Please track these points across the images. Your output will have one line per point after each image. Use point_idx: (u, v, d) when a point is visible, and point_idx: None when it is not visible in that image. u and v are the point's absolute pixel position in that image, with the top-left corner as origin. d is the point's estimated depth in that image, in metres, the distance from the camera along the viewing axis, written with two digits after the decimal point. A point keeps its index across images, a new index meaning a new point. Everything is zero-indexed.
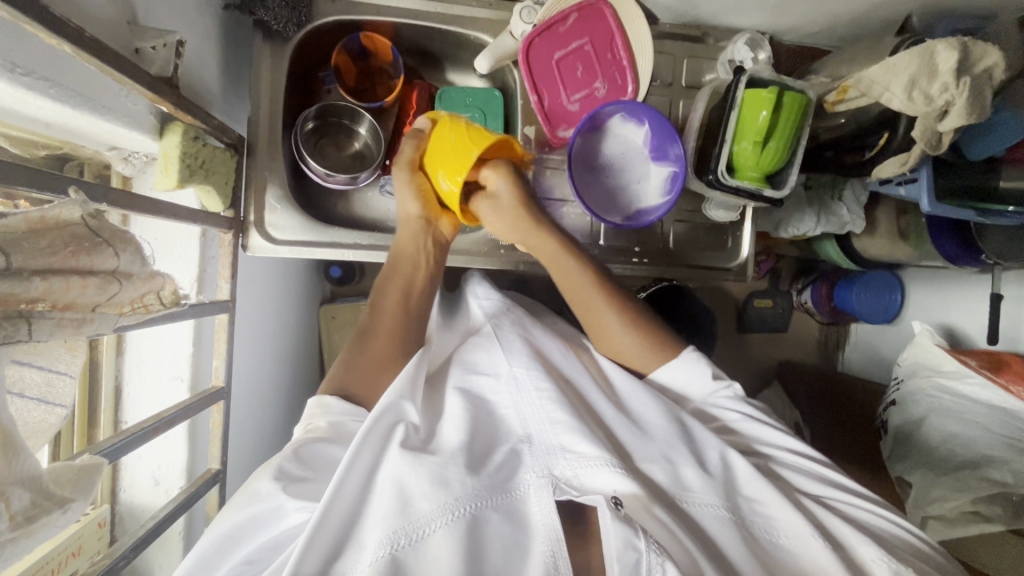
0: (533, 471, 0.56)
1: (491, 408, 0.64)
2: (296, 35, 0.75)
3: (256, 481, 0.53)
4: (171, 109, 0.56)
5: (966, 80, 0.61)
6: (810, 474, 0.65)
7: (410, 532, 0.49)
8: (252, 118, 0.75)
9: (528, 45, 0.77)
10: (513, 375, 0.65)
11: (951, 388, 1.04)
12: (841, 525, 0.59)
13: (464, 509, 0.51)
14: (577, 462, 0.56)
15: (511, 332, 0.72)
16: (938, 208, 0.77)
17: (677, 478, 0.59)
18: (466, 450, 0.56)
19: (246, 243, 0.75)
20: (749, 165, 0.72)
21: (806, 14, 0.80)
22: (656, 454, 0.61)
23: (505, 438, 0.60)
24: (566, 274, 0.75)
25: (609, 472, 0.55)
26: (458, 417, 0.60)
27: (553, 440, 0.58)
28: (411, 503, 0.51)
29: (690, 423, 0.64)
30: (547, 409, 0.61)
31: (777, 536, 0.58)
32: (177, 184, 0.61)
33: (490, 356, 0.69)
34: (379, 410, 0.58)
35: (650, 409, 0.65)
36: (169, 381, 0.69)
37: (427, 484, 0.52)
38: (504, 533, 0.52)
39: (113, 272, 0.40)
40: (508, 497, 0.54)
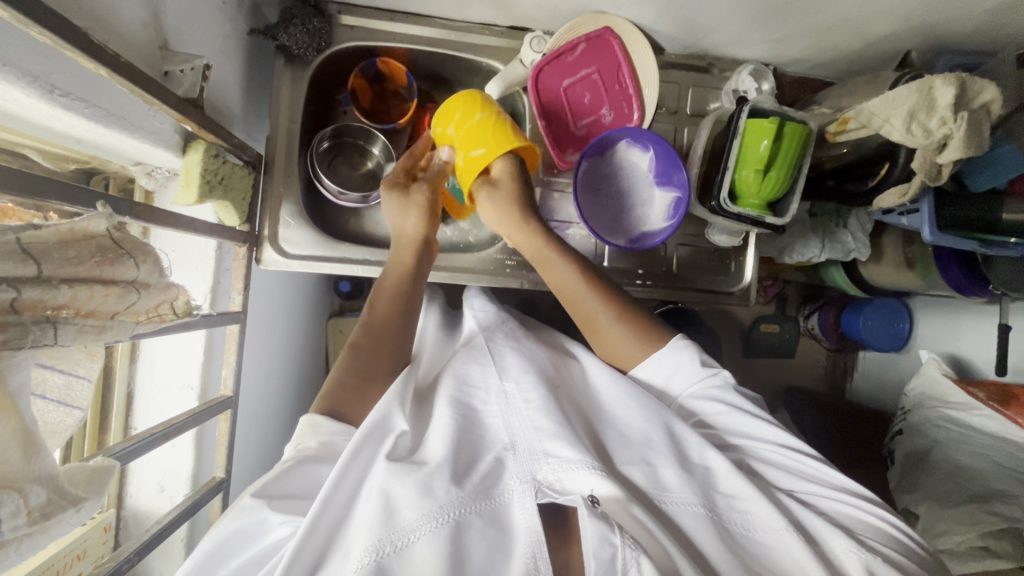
0: (517, 477, 0.57)
1: (477, 418, 0.64)
2: (316, 60, 0.79)
3: (240, 498, 0.54)
4: (195, 128, 0.59)
5: (964, 115, 0.63)
6: (788, 468, 0.64)
7: (395, 539, 0.50)
8: (271, 136, 0.78)
9: (537, 73, 0.79)
10: (503, 390, 0.66)
11: (958, 420, 1.05)
12: (815, 520, 0.59)
13: (448, 515, 0.52)
14: (559, 466, 0.57)
15: (502, 346, 0.73)
16: (941, 237, 0.78)
17: (657, 479, 0.60)
18: (452, 459, 0.57)
19: (260, 256, 0.77)
20: (751, 192, 0.74)
21: (808, 47, 0.82)
22: (635, 458, 0.61)
23: (490, 447, 0.61)
24: (555, 277, 0.76)
25: (588, 474, 0.55)
26: (443, 427, 0.61)
27: (537, 446, 0.59)
28: (396, 511, 0.52)
29: (672, 424, 0.63)
30: (533, 418, 0.62)
31: (754, 531, 0.58)
32: (197, 199, 0.63)
33: (478, 365, 0.70)
34: (371, 423, 0.60)
35: (631, 413, 0.66)
36: (179, 390, 0.71)
37: (412, 492, 0.53)
38: (488, 537, 0.52)
39: (132, 283, 0.42)
40: (492, 503, 0.55)
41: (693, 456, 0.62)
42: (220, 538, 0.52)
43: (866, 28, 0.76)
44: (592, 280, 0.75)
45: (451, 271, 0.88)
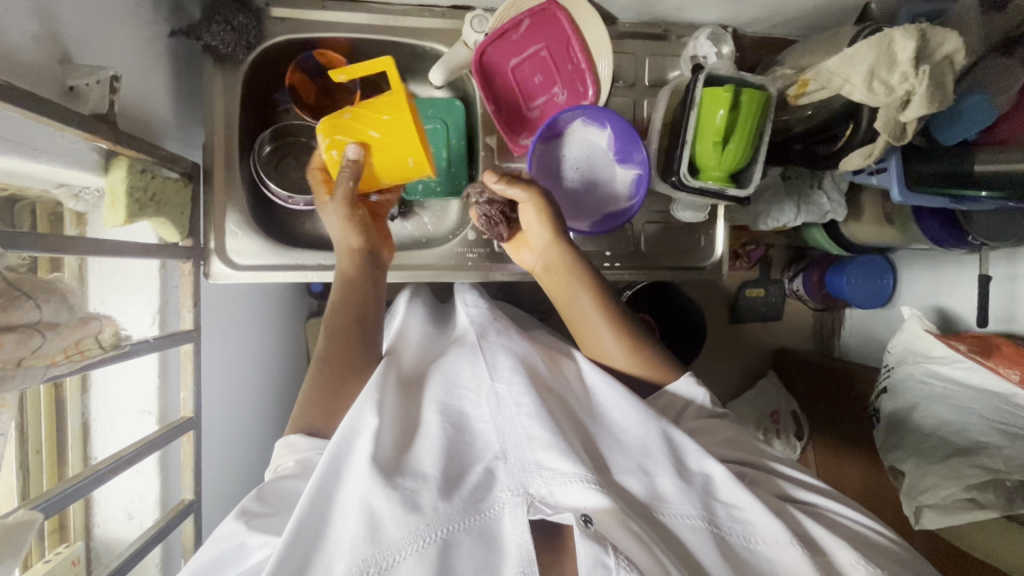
0: (508, 489, 0.55)
1: (468, 426, 0.63)
2: (248, 57, 0.74)
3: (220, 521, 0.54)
4: (111, 146, 0.55)
5: (925, 69, 0.60)
6: (796, 482, 0.67)
7: (380, 560, 0.49)
8: (208, 143, 0.74)
9: (480, 55, 0.74)
10: (494, 391, 0.64)
11: (940, 372, 1.07)
12: (817, 530, 0.59)
13: (436, 533, 0.51)
14: (552, 478, 0.55)
15: (495, 346, 0.72)
16: (910, 196, 0.75)
17: (654, 489, 0.59)
18: (439, 473, 0.56)
19: (208, 271, 0.74)
20: (712, 166, 0.71)
21: (767, 5, 0.78)
22: (632, 466, 0.61)
23: (480, 456, 0.59)
24: (573, 302, 0.75)
25: (582, 488, 0.54)
26: (434, 440, 0.60)
27: (529, 456, 0.57)
28: (381, 529, 0.51)
29: (670, 432, 0.63)
30: (525, 426, 0.60)
31: (755, 542, 0.57)
32: (125, 220, 0.60)
33: (473, 371, 0.68)
34: (344, 433, 0.59)
35: (628, 419, 0.65)
36: (137, 415, 0.69)
37: (397, 508, 0.52)
38: (476, 556, 0.51)
39: (36, 324, 0.39)
40: (482, 517, 0.53)
41: (691, 464, 0.61)
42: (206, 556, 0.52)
43: None
44: (607, 305, 0.74)
45: (413, 269, 0.84)
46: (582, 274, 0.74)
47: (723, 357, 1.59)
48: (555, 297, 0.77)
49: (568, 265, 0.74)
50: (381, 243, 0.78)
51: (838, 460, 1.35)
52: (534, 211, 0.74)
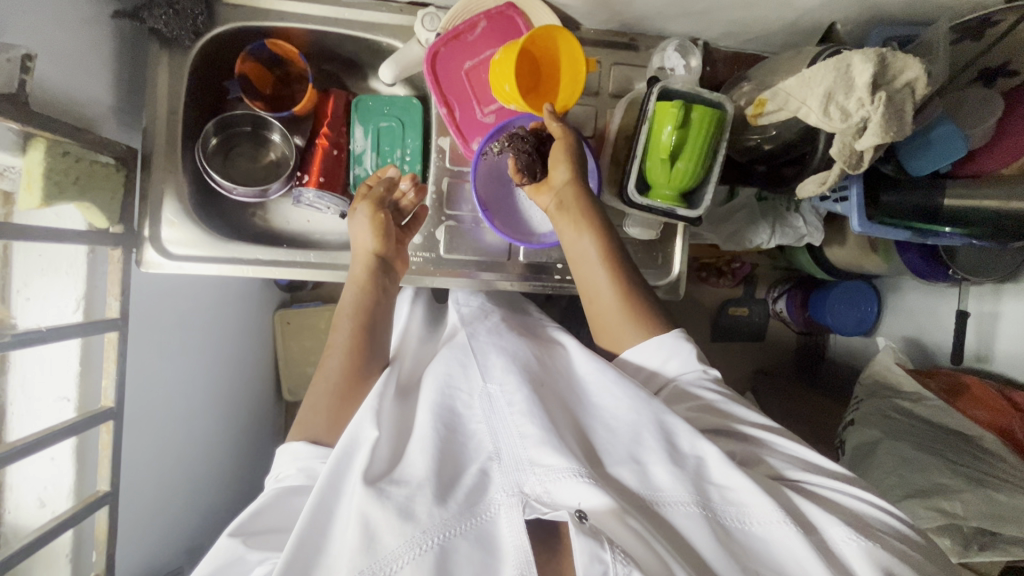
0: (502, 490, 0.53)
1: (461, 425, 0.61)
2: (196, 43, 0.73)
3: (216, 539, 0.55)
4: (23, 126, 0.53)
5: (881, 96, 0.58)
6: (791, 458, 0.63)
7: (376, 569, 0.47)
8: (149, 129, 0.72)
9: (433, 56, 0.71)
10: (487, 392, 0.63)
11: (907, 410, 1.03)
12: (810, 508, 0.56)
13: (432, 541, 0.49)
14: (546, 476, 0.53)
15: (485, 344, 0.71)
16: (870, 227, 0.71)
17: (647, 479, 0.56)
18: (433, 477, 0.54)
19: (140, 258, 0.72)
20: (662, 183, 0.68)
21: (736, 20, 0.75)
22: (624, 457, 0.58)
23: (473, 456, 0.57)
24: (578, 249, 0.72)
25: (577, 483, 0.52)
26: (425, 442, 0.58)
27: (522, 455, 0.55)
28: (376, 538, 0.49)
29: (664, 418, 0.59)
30: (518, 424, 0.58)
31: (749, 525, 0.54)
32: (42, 203, 0.58)
33: (464, 372, 0.67)
34: (345, 440, 0.58)
35: (621, 404, 0.62)
36: (56, 401, 0.68)
37: (392, 517, 0.50)
38: (474, 559, 0.49)
39: None
40: (478, 520, 0.51)
41: (685, 446, 0.58)
42: (201, 575, 0.53)
43: None
44: (612, 254, 0.71)
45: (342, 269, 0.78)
46: (595, 217, 0.71)
47: None
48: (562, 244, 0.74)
49: (580, 203, 0.71)
50: (403, 255, 0.76)
51: None
52: (565, 153, 0.71)
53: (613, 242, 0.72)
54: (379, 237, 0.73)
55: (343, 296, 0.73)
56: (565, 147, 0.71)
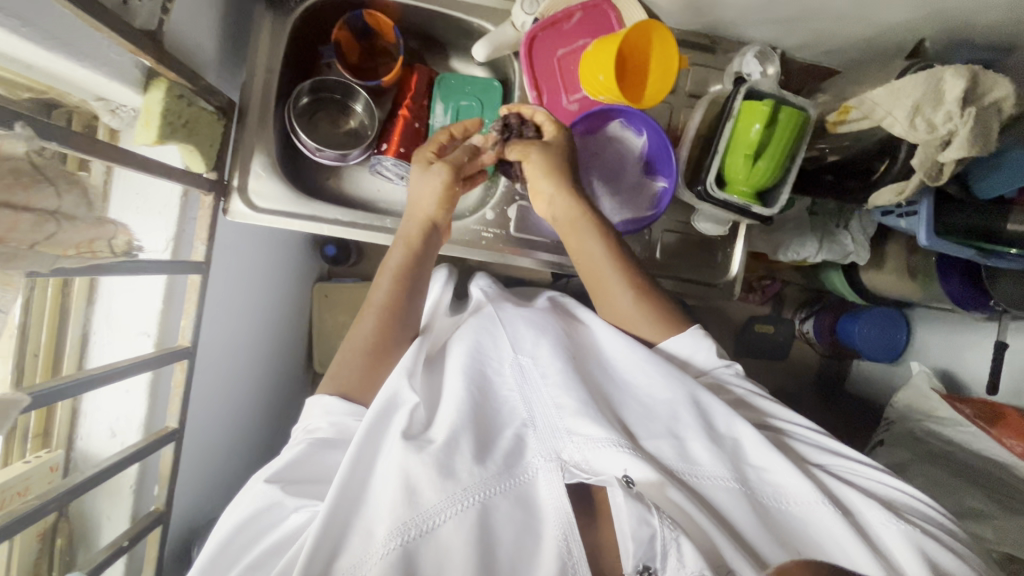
0: (541, 455, 0.56)
1: (492, 391, 0.62)
2: (299, 7, 0.76)
3: (252, 482, 0.55)
4: (154, 64, 0.56)
5: (971, 111, 0.59)
6: (818, 445, 0.63)
7: (419, 523, 0.50)
8: (247, 84, 0.75)
9: (530, 39, 0.73)
10: (518, 363, 0.63)
11: (938, 433, 1.06)
12: (846, 490, 0.57)
13: (472, 498, 0.51)
14: (584, 444, 0.55)
15: (513, 317, 0.70)
16: (937, 242, 0.73)
17: (685, 453, 0.57)
18: (469, 437, 0.56)
19: (227, 207, 0.74)
20: (739, 180, 0.70)
21: (818, 32, 0.78)
22: (661, 431, 0.59)
23: (508, 422, 0.59)
24: (586, 251, 0.72)
25: (617, 452, 0.53)
26: (458, 400, 0.59)
27: (558, 424, 0.57)
28: (418, 493, 0.51)
29: (698, 395, 0.60)
30: (553, 395, 0.59)
31: (785, 504, 0.56)
32: (156, 141, 0.60)
33: (493, 340, 0.66)
34: (380, 400, 0.58)
35: (653, 381, 0.63)
36: (136, 336, 0.70)
37: (433, 474, 0.52)
38: (513, 518, 0.52)
39: (52, 213, 0.39)
40: (516, 481, 0.54)
41: (720, 427, 0.59)
42: (238, 519, 0.53)
43: (878, 15, 0.71)
44: (620, 256, 0.71)
45: None
46: (591, 223, 0.72)
47: None
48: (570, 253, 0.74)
49: (581, 211, 0.72)
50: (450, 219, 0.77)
51: None
52: (541, 159, 0.72)
53: (619, 243, 0.72)
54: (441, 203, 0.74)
55: (389, 254, 0.72)
56: (538, 154, 0.72)
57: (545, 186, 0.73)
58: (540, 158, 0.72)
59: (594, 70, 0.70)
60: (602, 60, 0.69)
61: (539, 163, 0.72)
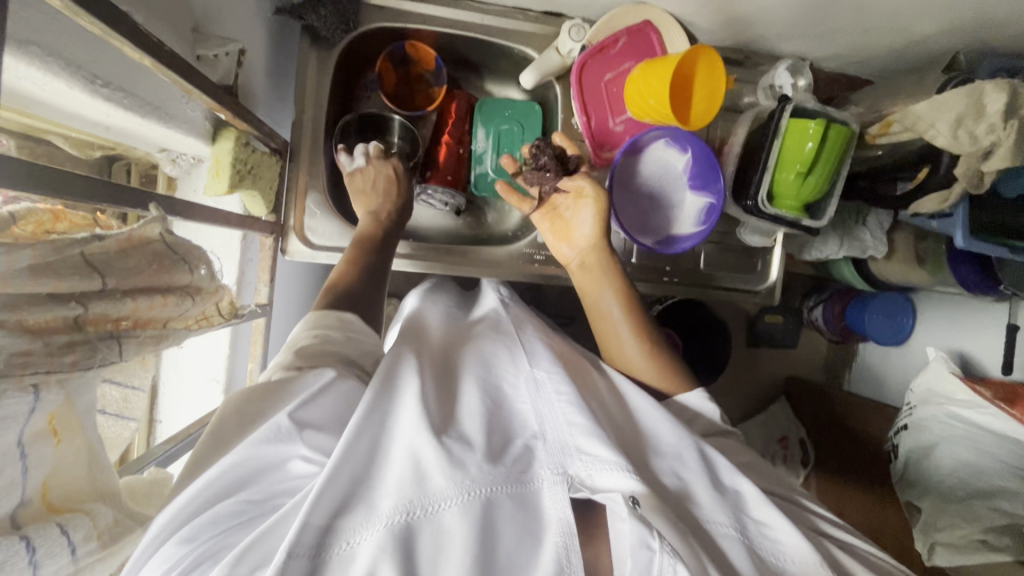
0: (548, 467, 0.53)
1: (506, 403, 0.59)
2: (343, 41, 0.75)
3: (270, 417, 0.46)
4: (229, 117, 0.56)
5: (1014, 123, 0.63)
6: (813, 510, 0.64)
7: (425, 504, 0.46)
8: (296, 122, 0.75)
9: (579, 67, 0.75)
10: (534, 376, 0.61)
11: (962, 416, 1.07)
12: (854, 566, 0.57)
13: (479, 491, 0.48)
14: (592, 464, 0.53)
15: (533, 339, 0.69)
16: (973, 244, 0.77)
17: (686, 490, 0.57)
18: (481, 438, 0.53)
19: (285, 248, 0.74)
20: (789, 195, 0.73)
21: (850, 44, 0.80)
22: (668, 469, 0.59)
23: (518, 432, 0.56)
24: (603, 303, 0.72)
25: (622, 475, 0.51)
26: (475, 411, 0.56)
27: (569, 440, 0.55)
28: (426, 477, 0.48)
29: (705, 448, 0.60)
30: (565, 412, 0.57)
31: (783, 561, 0.54)
32: (227, 190, 0.61)
33: (511, 358, 0.65)
34: (380, 376, 0.54)
35: (661, 425, 0.61)
36: (205, 384, 0.70)
37: (444, 461, 0.49)
38: (516, 522, 0.49)
39: (186, 288, 0.40)
40: (523, 488, 0.51)
41: (723, 480, 0.59)
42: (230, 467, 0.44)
43: (912, 29, 0.74)
44: (634, 308, 0.71)
45: (478, 266, 0.84)
46: (615, 269, 0.72)
47: (739, 379, 1.61)
48: (582, 296, 0.75)
49: (600, 261, 0.73)
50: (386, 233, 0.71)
51: (841, 493, 1.38)
52: (591, 211, 0.72)
53: (633, 295, 0.72)
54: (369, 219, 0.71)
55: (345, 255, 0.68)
56: (592, 201, 0.72)
57: (585, 231, 0.73)
58: (592, 204, 0.72)
59: (644, 95, 0.72)
60: (653, 84, 0.70)
61: (588, 212, 0.72)
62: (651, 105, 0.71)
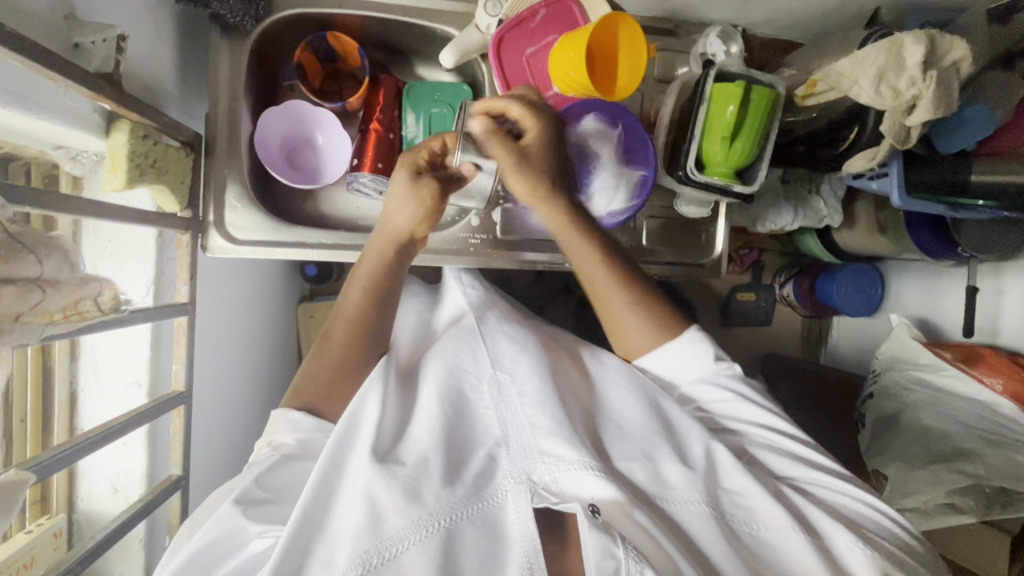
0: (510, 477, 0.55)
1: (469, 409, 0.61)
2: (256, 30, 0.73)
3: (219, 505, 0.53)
4: (114, 107, 0.54)
5: (933, 74, 0.61)
6: (790, 453, 0.63)
7: (381, 551, 0.48)
8: (211, 115, 0.73)
9: (498, 42, 0.74)
10: (497, 378, 0.63)
11: (927, 381, 1.04)
12: (819, 515, 0.57)
13: (439, 523, 0.50)
14: (555, 466, 0.55)
15: (496, 332, 0.70)
16: (909, 203, 0.75)
17: (657, 475, 0.58)
18: (439, 460, 0.55)
19: (205, 244, 0.72)
20: (718, 161, 0.71)
21: (777, 7, 0.79)
22: (635, 452, 0.59)
23: (481, 443, 0.58)
24: (585, 268, 0.70)
25: (587, 476, 0.53)
26: (434, 424, 0.58)
27: (532, 444, 0.57)
28: (382, 518, 0.50)
29: (672, 420, 0.62)
30: (528, 413, 0.59)
31: (757, 529, 0.56)
32: (125, 185, 0.59)
33: (473, 357, 0.66)
34: (345, 422, 0.56)
35: (629, 403, 0.64)
36: (126, 387, 0.68)
37: (399, 498, 0.51)
38: (480, 546, 0.50)
39: (36, 280, 0.38)
40: (484, 505, 0.53)
41: (694, 451, 0.60)
42: (200, 545, 0.51)
43: None
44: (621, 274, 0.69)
45: (412, 254, 0.81)
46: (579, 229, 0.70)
47: None
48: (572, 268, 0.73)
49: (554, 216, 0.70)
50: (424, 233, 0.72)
51: None
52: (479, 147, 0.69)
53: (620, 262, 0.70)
54: (420, 218, 0.69)
55: (357, 267, 0.69)
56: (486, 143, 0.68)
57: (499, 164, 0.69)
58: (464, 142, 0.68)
59: (564, 68, 0.70)
60: (570, 56, 0.68)
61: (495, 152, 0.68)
62: (572, 79, 0.70)
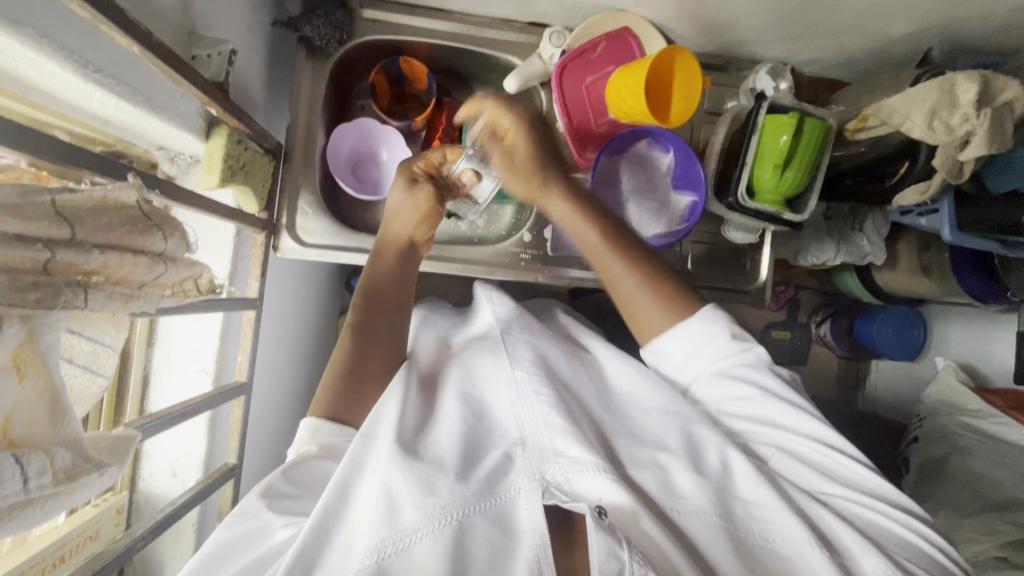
0: (524, 475, 0.55)
1: (488, 414, 0.62)
2: (337, 52, 0.80)
3: (245, 498, 0.53)
4: (220, 112, 0.59)
5: (987, 112, 0.63)
6: (816, 467, 0.61)
7: (396, 541, 0.49)
8: (291, 127, 0.79)
9: (560, 70, 0.78)
10: (515, 380, 0.63)
11: (975, 426, 1.01)
12: (838, 526, 0.55)
13: (451, 517, 0.50)
14: (568, 466, 0.55)
15: (519, 340, 0.70)
16: (962, 238, 0.76)
17: (669, 484, 0.58)
18: (456, 456, 0.55)
19: (278, 245, 0.77)
20: (768, 189, 0.73)
21: (827, 47, 0.82)
22: (648, 460, 0.59)
23: (498, 443, 0.59)
24: (579, 235, 0.74)
25: (600, 478, 0.54)
26: (453, 425, 0.59)
27: (547, 444, 0.57)
28: (399, 510, 0.50)
29: (689, 425, 0.62)
30: (546, 415, 0.60)
31: (774, 542, 0.55)
32: (219, 183, 0.64)
33: (495, 363, 0.67)
34: (369, 423, 0.58)
35: (649, 414, 0.64)
36: (194, 374, 0.72)
37: (416, 491, 0.51)
38: (490, 539, 0.51)
39: (159, 255, 0.43)
40: (497, 502, 0.53)
41: (710, 458, 0.59)
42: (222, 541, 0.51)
43: (885, 28, 0.75)
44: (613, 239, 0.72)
45: (465, 264, 0.84)
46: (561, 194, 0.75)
47: None
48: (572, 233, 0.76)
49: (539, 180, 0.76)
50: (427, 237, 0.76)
51: None
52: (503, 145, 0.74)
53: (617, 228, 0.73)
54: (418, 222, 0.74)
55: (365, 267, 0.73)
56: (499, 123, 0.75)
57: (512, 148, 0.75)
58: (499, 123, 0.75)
59: (621, 97, 0.74)
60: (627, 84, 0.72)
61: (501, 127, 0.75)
62: (628, 107, 0.74)
